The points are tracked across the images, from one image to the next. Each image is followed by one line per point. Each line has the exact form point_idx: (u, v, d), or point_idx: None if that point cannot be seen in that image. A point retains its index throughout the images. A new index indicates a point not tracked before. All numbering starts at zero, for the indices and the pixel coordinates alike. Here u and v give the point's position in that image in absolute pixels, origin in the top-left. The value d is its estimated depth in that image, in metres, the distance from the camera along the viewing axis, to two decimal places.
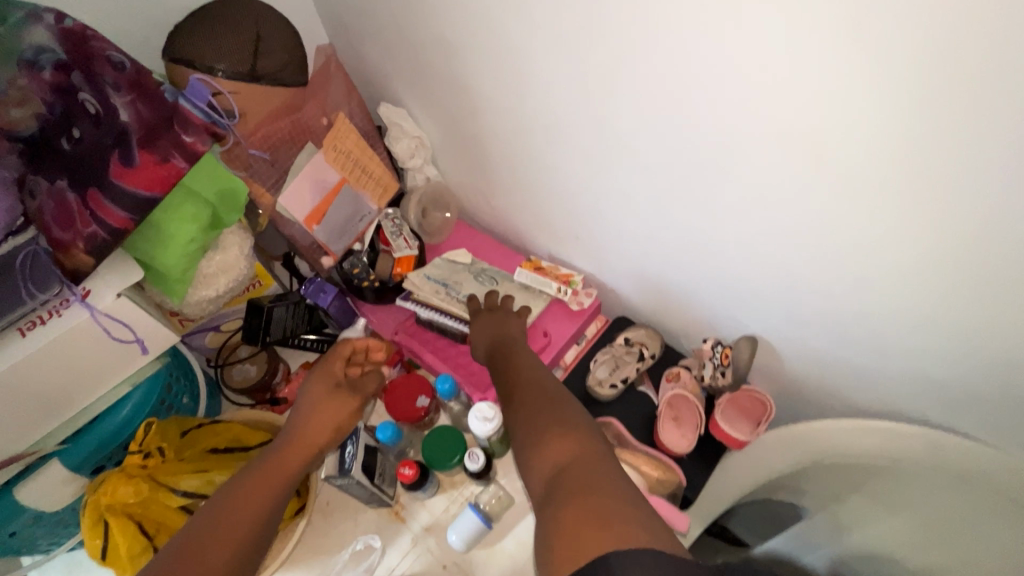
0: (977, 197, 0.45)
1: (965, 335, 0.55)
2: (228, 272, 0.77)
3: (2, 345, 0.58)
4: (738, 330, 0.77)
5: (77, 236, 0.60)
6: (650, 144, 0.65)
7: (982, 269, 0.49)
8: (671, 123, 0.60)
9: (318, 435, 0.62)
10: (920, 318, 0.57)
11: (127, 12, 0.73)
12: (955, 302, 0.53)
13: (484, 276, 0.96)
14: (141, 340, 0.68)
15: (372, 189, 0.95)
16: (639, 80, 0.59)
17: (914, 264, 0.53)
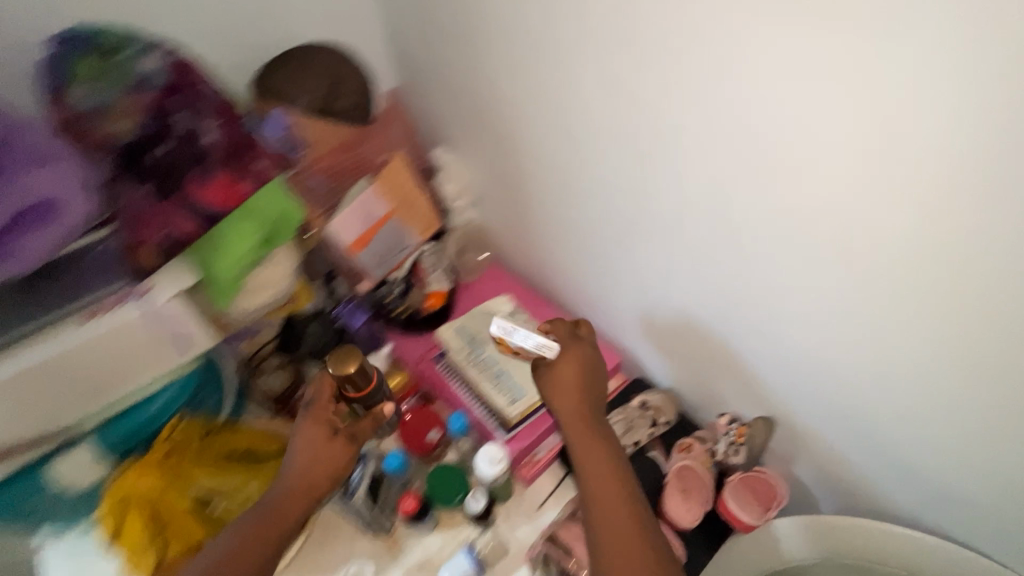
0: (1007, 299, 0.46)
1: (986, 436, 0.54)
2: (273, 285, 0.82)
3: (60, 331, 0.65)
4: (755, 408, 0.77)
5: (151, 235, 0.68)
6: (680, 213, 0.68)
7: (1009, 374, 0.49)
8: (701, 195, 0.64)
9: (317, 474, 0.70)
10: (945, 418, 0.56)
11: (222, 50, 0.83)
12: (978, 398, 0.53)
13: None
14: (184, 340, 0.74)
15: (416, 223, 0.99)
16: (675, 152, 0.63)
17: (940, 360, 0.53)
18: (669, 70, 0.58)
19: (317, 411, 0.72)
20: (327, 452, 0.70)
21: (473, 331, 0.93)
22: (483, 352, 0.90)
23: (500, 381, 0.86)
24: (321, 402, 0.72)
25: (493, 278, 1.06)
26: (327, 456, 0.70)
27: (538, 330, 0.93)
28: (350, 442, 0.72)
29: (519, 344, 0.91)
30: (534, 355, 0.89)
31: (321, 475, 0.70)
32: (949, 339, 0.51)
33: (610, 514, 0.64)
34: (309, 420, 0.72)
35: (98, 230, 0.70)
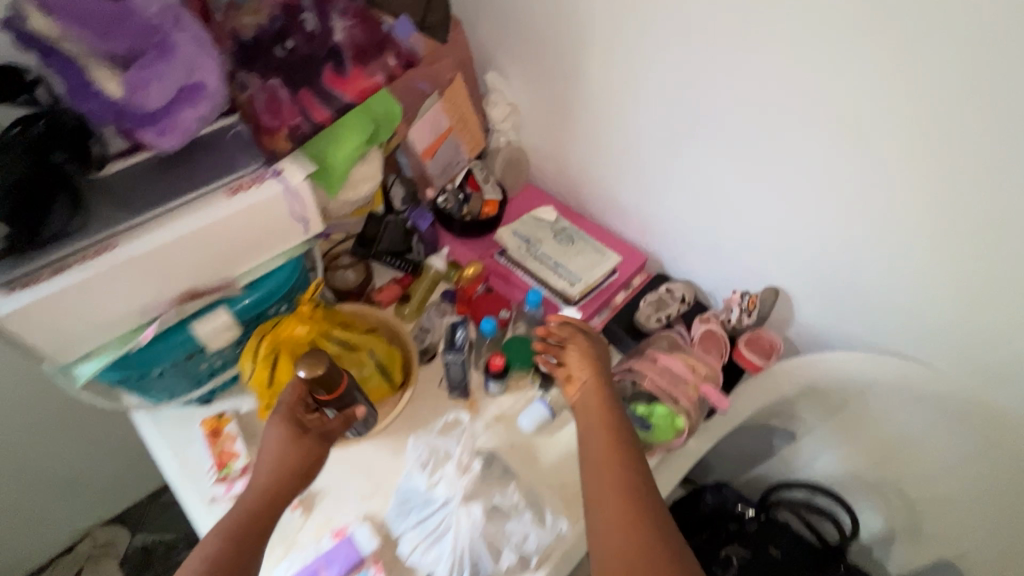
0: (965, 174, 0.68)
1: (939, 281, 0.77)
2: (368, 181, 0.92)
3: (216, 199, 0.74)
4: (762, 285, 0.98)
5: (283, 124, 0.77)
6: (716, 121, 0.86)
7: (956, 224, 0.71)
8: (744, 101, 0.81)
9: (275, 482, 0.73)
10: (901, 272, 0.80)
11: None
12: (936, 248, 0.74)
13: (563, 234, 1.11)
14: (306, 221, 0.83)
15: (468, 141, 1.14)
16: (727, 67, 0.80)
17: (909, 223, 0.75)
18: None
19: (296, 386, 0.76)
20: (292, 452, 0.74)
21: (525, 235, 1.10)
22: (538, 250, 1.08)
23: (556, 270, 1.05)
24: (288, 402, 0.76)
25: (530, 195, 1.22)
26: (283, 458, 0.74)
27: (582, 234, 1.12)
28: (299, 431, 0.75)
29: (567, 245, 1.10)
30: (582, 252, 1.09)
31: (259, 482, 0.73)
32: (930, 205, 0.72)
33: (613, 479, 0.67)
34: (276, 422, 0.76)
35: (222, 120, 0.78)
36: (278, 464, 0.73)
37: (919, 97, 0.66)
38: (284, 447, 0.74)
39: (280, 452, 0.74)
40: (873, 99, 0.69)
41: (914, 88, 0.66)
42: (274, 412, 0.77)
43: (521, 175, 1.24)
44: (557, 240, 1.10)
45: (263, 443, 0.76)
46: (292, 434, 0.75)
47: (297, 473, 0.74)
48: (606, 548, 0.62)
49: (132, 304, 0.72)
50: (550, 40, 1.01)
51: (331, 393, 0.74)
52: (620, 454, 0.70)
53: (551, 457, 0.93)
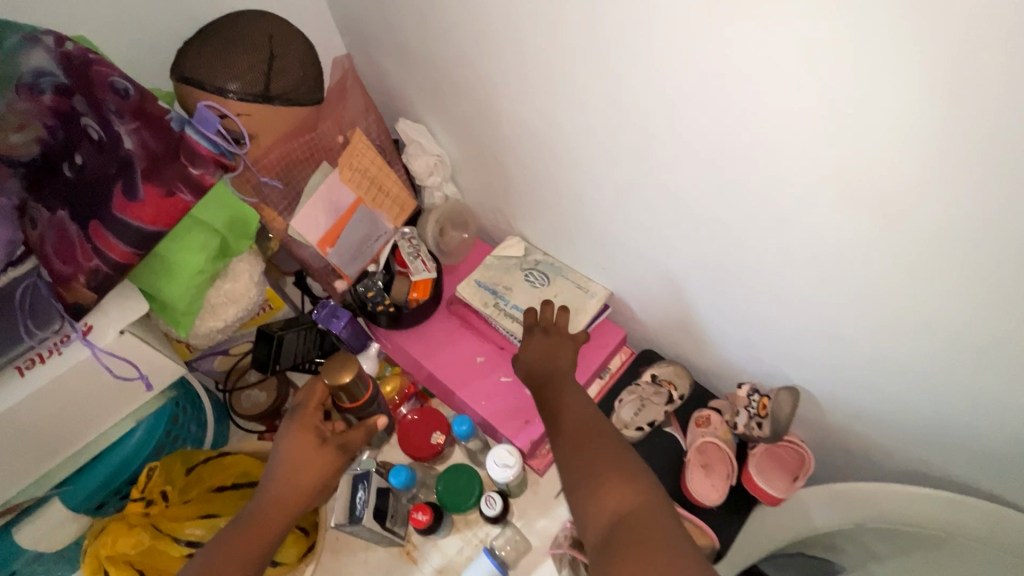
0: None
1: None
2: (238, 301, 0.73)
3: (2, 385, 0.56)
4: (779, 375, 0.72)
5: (79, 270, 0.58)
6: (675, 178, 0.62)
7: None
8: (708, 155, 0.57)
9: (296, 495, 0.62)
10: (980, 381, 0.53)
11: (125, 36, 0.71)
12: (1016, 354, 0.49)
13: (535, 272, 0.91)
14: (144, 376, 0.65)
15: (389, 209, 0.90)
16: (681, 109, 0.55)
17: (990, 315, 0.48)
18: (670, 12, 0.49)
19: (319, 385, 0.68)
20: (319, 459, 0.64)
21: (492, 282, 0.91)
22: (508, 302, 0.89)
23: None
24: (309, 409, 0.67)
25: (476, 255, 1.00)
26: (309, 468, 0.63)
27: (558, 266, 0.91)
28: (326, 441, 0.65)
29: (542, 287, 0.89)
30: (561, 293, 0.88)
31: (279, 483, 0.62)
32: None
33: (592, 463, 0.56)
34: (295, 424, 0.66)
35: (4, 276, 0.56)
36: (298, 473, 0.63)
37: (1000, 137, 0.39)
38: (299, 453, 0.63)
39: (297, 459, 0.63)
40: (917, 142, 0.43)
41: (965, 139, 0.40)
42: (291, 414, 0.68)
43: (467, 232, 1.00)
44: (530, 284, 0.90)
45: (279, 451, 0.65)
46: (313, 441, 0.64)
47: (315, 485, 0.63)
48: (594, 515, 0.52)
49: None
50: (463, 78, 0.78)
51: (357, 398, 0.69)
52: (592, 434, 0.59)
53: None
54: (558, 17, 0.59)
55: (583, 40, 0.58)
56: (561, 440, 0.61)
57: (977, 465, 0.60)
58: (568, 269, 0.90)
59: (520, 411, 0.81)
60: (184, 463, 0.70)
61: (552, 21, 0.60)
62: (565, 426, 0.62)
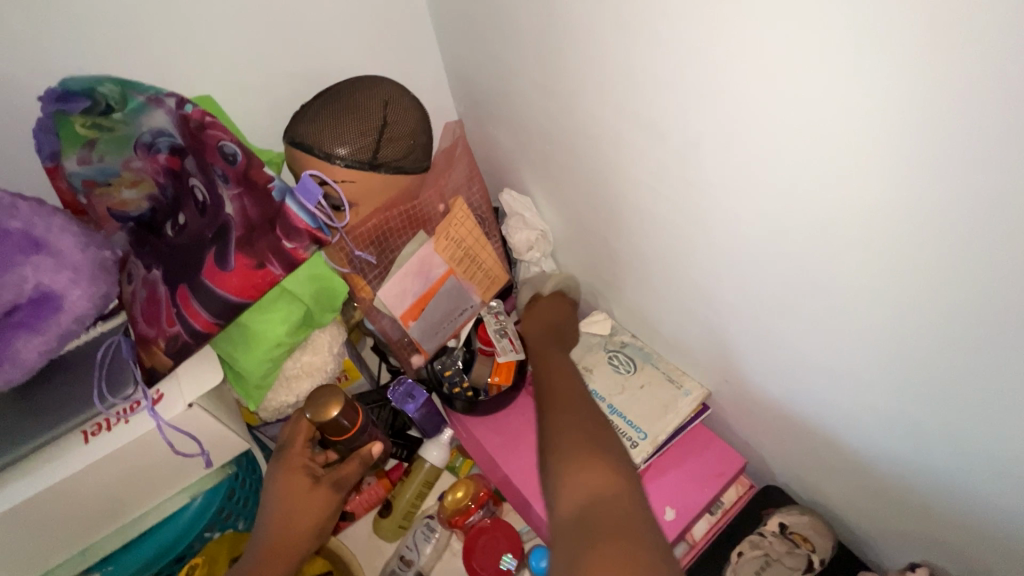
0: None
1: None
2: (313, 375, 0.67)
3: (65, 450, 0.53)
4: (973, 562, 0.54)
5: (160, 333, 0.55)
6: (846, 295, 0.49)
7: None
8: (902, 279, 0.44)
9: (293, 541, 0.57)
10: None
11: (247, 97, 0.72)
12: None
13: (621, 356, 0.80)
14: (206, 453, 0.60)
15: (479, 281, 0.82)
16: (869, 221, 0.43)
17: None
18: (871, 96, 0.38)
19: (306, 422, 0.62)
20: (312, 502, 0.58)
21: None
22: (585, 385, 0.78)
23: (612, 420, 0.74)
24: (296, 447, 0.61)
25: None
26: (303, 512, 0.58)
27: (649, 352, 0.80)
28: (324, 484, 0.59)
29: (628, 373, 0.78)
30: (650, 384, 0.77)
31: (274, 532, 0.56)
32: None
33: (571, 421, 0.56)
34: (281, 465, 0.60)
35: (95, 330, 0.59)
36: (291, 520, 0.57)
37: None
38: (285, 500, 0.57)
39: (285, 506, 0.57)
40: None
41: None
42: (277, 455, 0.61)
43: None
44: (614, 367, 0.80)
45: (266, 497, 0.59)
46: (303, 484, 0.59)
47: (312, 529, 0.58)
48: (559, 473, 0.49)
49: None
50: (579, 154, 0.70)
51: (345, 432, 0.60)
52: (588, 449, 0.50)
53: None
54: (708, 101, 0.49)
55: (740, 128, 0.48)
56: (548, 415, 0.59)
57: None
58: (663, 359, 0.79)
59: None
60: (230, 551, 0.63)
61: (701, 104, 0.50)
62: (556, 443, 0.52)
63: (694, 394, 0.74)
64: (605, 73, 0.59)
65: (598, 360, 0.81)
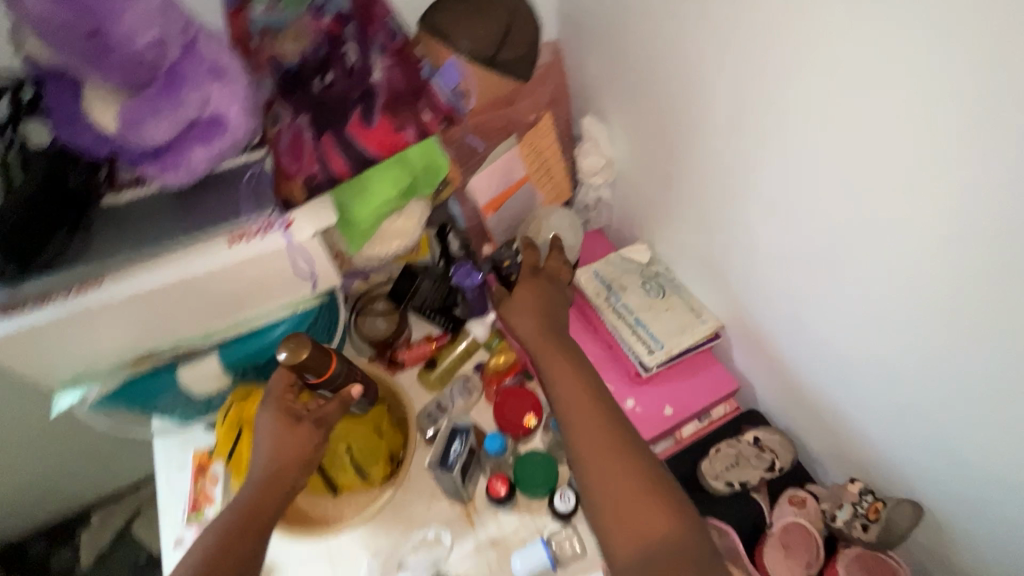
0: None
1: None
2: (402, 236, 0.79)
3: (214, 246, 0.66)
4: (901, 486, 0.68)
5: (302, 170, 0.67)
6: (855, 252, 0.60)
7: None
8: (905, 244, 0.54)
9: (286, 472, 0.66)
10: None
11: None
12: None
13: (653, 282, 0.93)
14: (314, 277, 0.73)
15: (548, 191, 0.96)
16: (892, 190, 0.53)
17: None
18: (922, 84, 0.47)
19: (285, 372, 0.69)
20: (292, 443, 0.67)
21: (608, 278, 0.94)
22: (618, 299, 0.91)
23: (636, 330, 0.87)
24: (279, 390, 0.69)
25: (600, 245, 1.02)
26: (294, 444, 0.67)
27: (677, 284, 0.92)
28: (311, 425, 0.68)
29: (656, 296, 0.91)
30: (673, 309, 0.89)
31: (264, 462, 0.66)
32: None
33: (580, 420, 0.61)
34: (268, 406, 0.68)
35: (243, 158, 0.69)
36: (281, 450, 0.66)
37: None
38: (276, 443, 0.66)
39: (275, 442, 0.66)
40: None
41: None
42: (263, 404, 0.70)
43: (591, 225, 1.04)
44: (644, 289, 0.92)
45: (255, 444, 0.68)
46: (285, 423, 0.68)
47: (301, 459, 0.67)
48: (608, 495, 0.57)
49: (114, 344, 0.67)
50: (660, 96, 0.78)
51: (320, 374, 0.67)
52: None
53: None
54: (793, 68, 0.57)
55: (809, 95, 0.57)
56: (567, 414, 0.63)
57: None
58: (687, 290, 0.91)
59: None
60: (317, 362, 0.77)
61: (788, 70, 0.58)
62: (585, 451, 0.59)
63: (709, 324, 0.87)
64: (705, 24, 0.65)
65: (633, 282, 0.93)
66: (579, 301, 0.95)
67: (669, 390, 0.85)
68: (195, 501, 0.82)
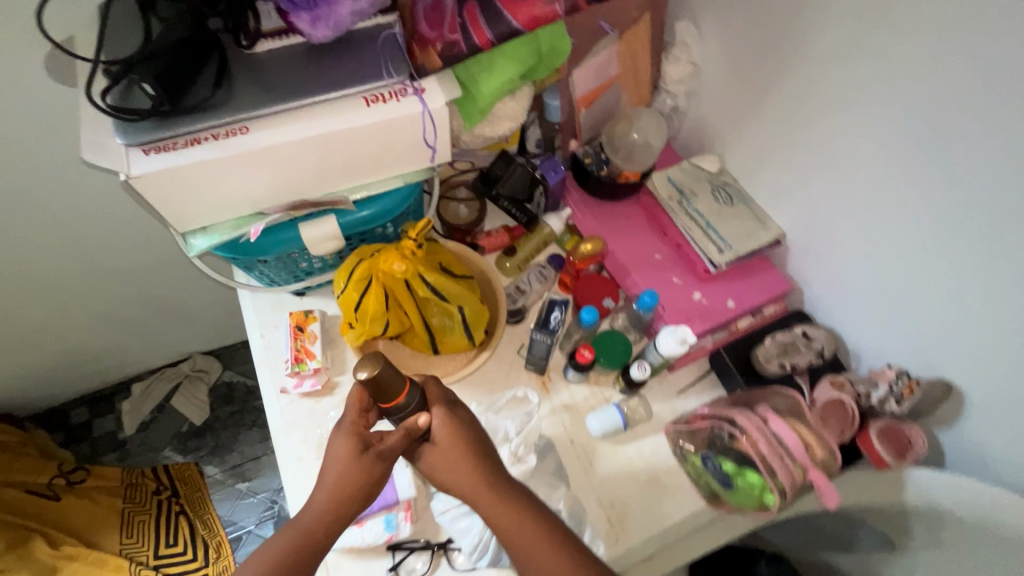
0: None
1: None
2: (510, 120, 0.82)
3: (352, 105, 0.69)
4: (931, 372, 0.80)
5: (440, 37, 0.69)
6: (944, 160, 0.68)
7: None
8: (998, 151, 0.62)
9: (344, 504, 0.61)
10: None
11: None
12: None
13: (722, 191, 0.99)
14: (434, 150, 0.76)
15: (632, 94, 0.99)
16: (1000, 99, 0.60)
17: None
18: None
19: (358, 400, 0.65)
20: (356, 472, 0.61)
21: (680, 184, 0.99)
22: (690, 204, 0.97)
23: (706, 231, 0.94)
24: (353, 416, 0.65)
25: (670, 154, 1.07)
26: (351, 478, 0.61)
27: (744, 194, 0.98)
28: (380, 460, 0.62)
29: (725, 204, 0.97)
30: (740, 216, 0.96)
31: (321, 499, 0.61)
32: None
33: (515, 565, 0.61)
34: (338, 433, 0.64)
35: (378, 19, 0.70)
36: (339, 486, 0.61)
37: None
38: (340, 472, 0.62)
39: (337, 472, 0.62)
40: None
41: None
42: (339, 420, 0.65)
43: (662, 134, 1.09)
44: (714, 196, 0.98)
45: (336, 430, 0.64)
46: (349, 452, 0.62)
47: (360, 494, 0.62)
48: None
49: (250, 193, 0.71)
50: (769, 3, 0.80)
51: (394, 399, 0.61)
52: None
53: (609, 466, 0.85)
54: None
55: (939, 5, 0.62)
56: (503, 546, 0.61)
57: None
58: (752, 200, 0.98)
59: (684, 310, 0.91)
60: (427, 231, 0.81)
61: None
62: None
63: (773, 232, 0.94)
64: None
65: (703, 190, 0.99)
66: (650, 204, 1.01)
67: (730, 288, 0.94)
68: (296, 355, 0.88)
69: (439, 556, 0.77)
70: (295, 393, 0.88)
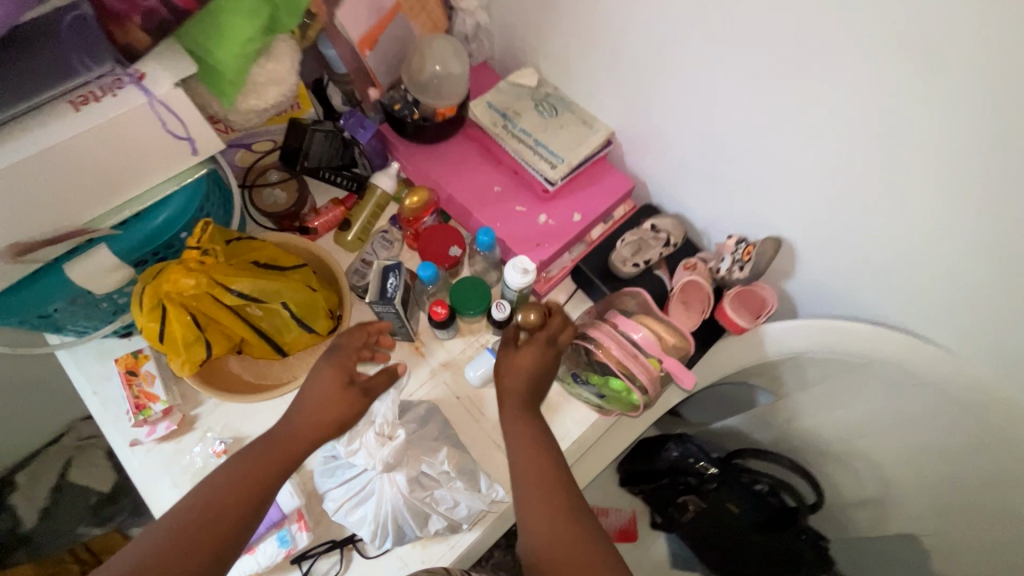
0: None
1: (980, 255, 0.62)
2: (279, 84, 0.72)
3: (57, 114, 0.58)
4: (765, 232, 0.82)
5: (134, 8, 0.57)
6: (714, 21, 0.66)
7: (1004, 186, 0.56)
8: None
9: (300, 441, 0.64)
10: (925, 239, 0.65)
11: None
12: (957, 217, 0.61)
13: (545, 103, 0.94)
14: (192, 139, 0.66)
15: (423, 22, 0.89)
16: None
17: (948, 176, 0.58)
18: None
19: (364, 333, 0.73)
20: (341, 402, 0.66)
21: (502, 107, 0.94)
22: (515, 125, 0.92)
23: (536, 150, 0.91)
24: (344, 351, 0.71)
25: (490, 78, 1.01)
26: (329, 406, 0.66)
27: (568, 101, 0.95)
28: (362, 392, 0.68)
29: (550, 116, 0.93)
30: (567, 125, 0.93)
31: (288, 432, 0.64)
32: (980, 158, 0.55)
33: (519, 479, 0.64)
34: (323, 366, 0.69)
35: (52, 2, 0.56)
36: (312, 412, 0.66)
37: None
38: (320, 394, 0.67)
39: (315, 397, 0.66)
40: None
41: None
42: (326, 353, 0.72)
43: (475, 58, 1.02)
44: (538, 111, 0.94)
45: (311, 373, 0.69)
46: (336, 381, 0.67)
47: (330, 425, 0.66)
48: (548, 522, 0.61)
49: None
50: None
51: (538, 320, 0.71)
52: (523, 403, 0.70)
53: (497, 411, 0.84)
54: None
55: None
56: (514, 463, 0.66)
57: (921, 317, 0.73)
58: (576, 105, 0.95)
59: (533, 235, 0.89)
60: (222, 234, 0.73)
61: None
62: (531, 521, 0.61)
63: (602, 133, 0.92)
64: None
65: (526, 107, 0.94)
66: (478, 136, 0.96)
67: (574, 201, 0.92)
68: (135, 403, 0.79)
69: (350, 550, 0.76)
70: (150, 441, 0.80)
